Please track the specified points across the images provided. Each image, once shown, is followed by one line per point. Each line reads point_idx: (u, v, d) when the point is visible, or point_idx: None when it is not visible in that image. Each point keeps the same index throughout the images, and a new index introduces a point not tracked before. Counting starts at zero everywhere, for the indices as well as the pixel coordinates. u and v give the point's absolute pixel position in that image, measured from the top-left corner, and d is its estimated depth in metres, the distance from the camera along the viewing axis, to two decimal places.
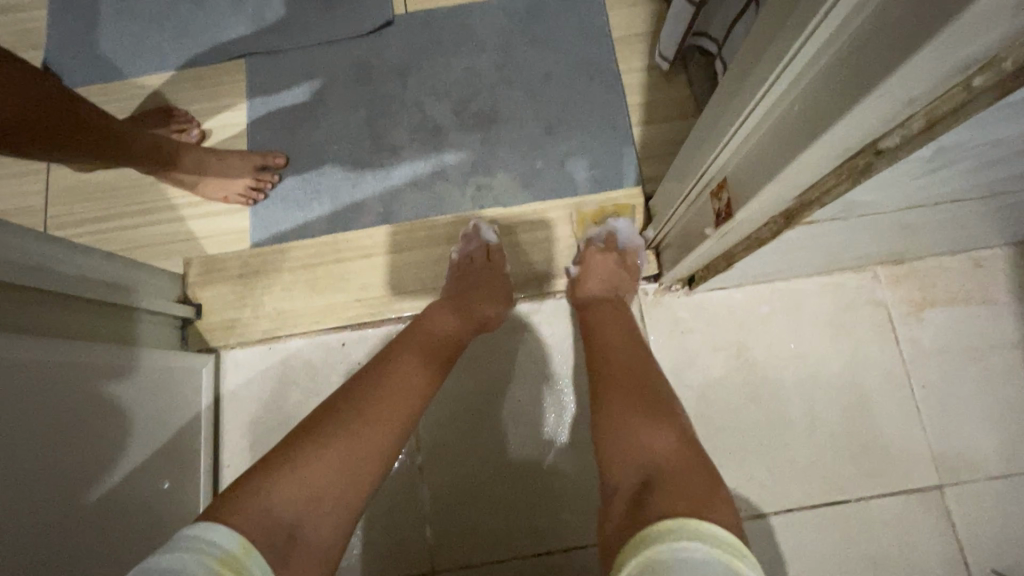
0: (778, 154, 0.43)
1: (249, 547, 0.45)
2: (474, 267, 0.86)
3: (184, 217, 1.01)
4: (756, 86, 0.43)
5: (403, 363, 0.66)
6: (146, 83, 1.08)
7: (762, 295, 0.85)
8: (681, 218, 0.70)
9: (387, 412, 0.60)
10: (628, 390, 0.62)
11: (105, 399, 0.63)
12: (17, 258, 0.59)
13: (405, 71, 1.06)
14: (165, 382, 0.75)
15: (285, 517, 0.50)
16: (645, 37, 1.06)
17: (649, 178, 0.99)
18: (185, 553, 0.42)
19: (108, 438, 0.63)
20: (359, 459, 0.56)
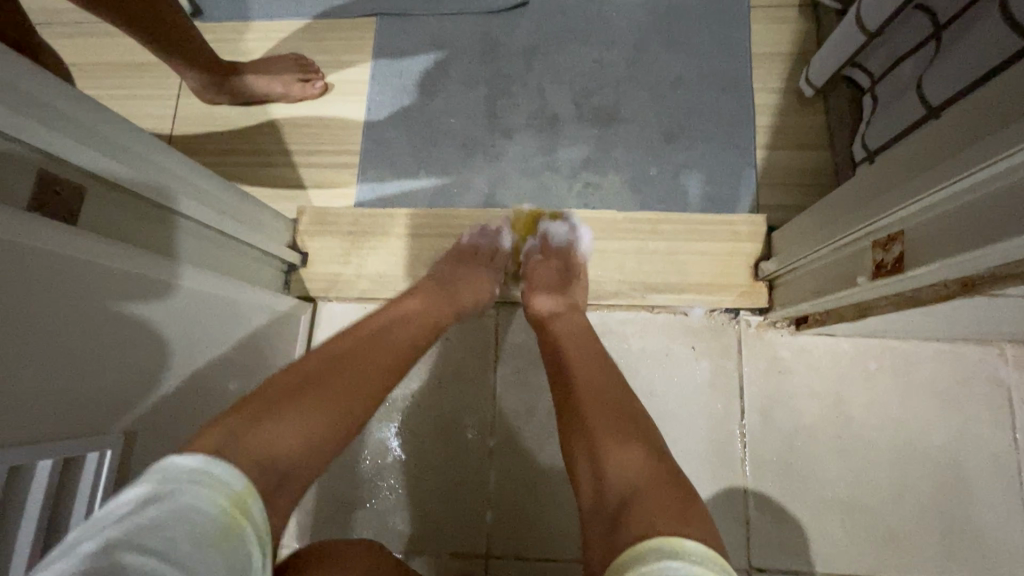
0: (975, 232, 0.42)
1: (251, 489, 0.42)
2: (467, 251, 0.81)
3: (295, 163, 1.04)
4: (979, 159, 0.41)
5: (385, 325, 0.64)
6: (280, 27, 1.11)
7: (872, 350, 0.80)
8: (818, 258, 0.66)
9: (371, 370, 0.57)
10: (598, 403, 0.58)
11: (147, 322, 0.53)
12: (149, 170, 0.57)
13: (533, 54, 1.04)
14: (224, 320, 0.67)
15: (279, 459, 0.46)
16: (788, 57, 1.01)
17: (765, 205, 0.95)
18: (190, 488, 0.39)
19: (144, 364, 0.54)
20: (349, 411, 0.53)
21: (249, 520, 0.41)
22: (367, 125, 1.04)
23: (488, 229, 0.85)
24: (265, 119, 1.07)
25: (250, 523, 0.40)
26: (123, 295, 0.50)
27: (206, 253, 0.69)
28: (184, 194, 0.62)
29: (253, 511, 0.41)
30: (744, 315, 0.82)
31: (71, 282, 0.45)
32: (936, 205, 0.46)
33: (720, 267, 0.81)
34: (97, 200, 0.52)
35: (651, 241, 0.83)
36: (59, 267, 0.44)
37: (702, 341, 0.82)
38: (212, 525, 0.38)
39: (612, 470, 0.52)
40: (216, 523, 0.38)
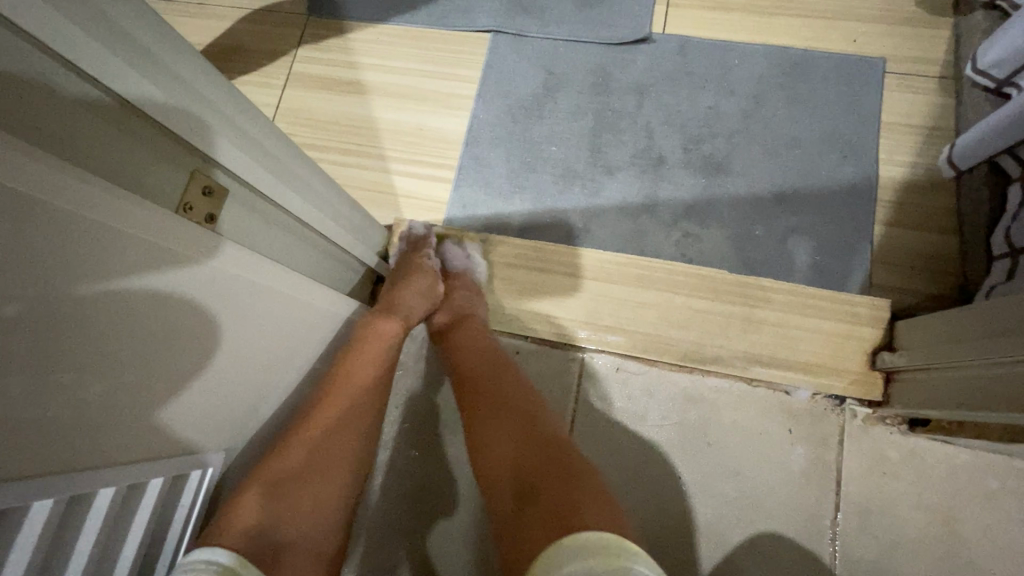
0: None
1: (244, 561, 0.48)
2: (403, 264, 0.83)
3: (389, 170, 1.03)
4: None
5: (345, 377, 0.67)
6: (393, 32, 1.10)
7: (994, 468, 0.72)
8: (961, 369, 0.61)
9: (342, 429, 0.64)
10: (498, 416, 0.65)
11: (187, 313, 0.45)
12: (282, 176, 0.56)
13: (644, 92, 1.01)
14: (296, 319, 0.63)
15: (272, 532, 0.53)
16: (922, 130, 0.95)
17: (877, 285, 0.89)
18: (184, 575, 0.45)
19: (173, 364, 0.46)
20: (322, 469, 0.61)
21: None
22: (467, 141, 1.02)
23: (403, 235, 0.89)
24: (366, 122, 1.06)
25: None
26: (152, 273, 0.40)
27: (303, 257, 0.67)
28: (302, 200, 0.60)
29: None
30: (850, 404, 0.76)
31: (93, 255, 0.35)
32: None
33: (830, 351, 0.76)
34: (224, 197, 0.50)
35: (762, 309, 0.78)
36: (83, 238, 0.34)
37: (800, 425, 0.76)
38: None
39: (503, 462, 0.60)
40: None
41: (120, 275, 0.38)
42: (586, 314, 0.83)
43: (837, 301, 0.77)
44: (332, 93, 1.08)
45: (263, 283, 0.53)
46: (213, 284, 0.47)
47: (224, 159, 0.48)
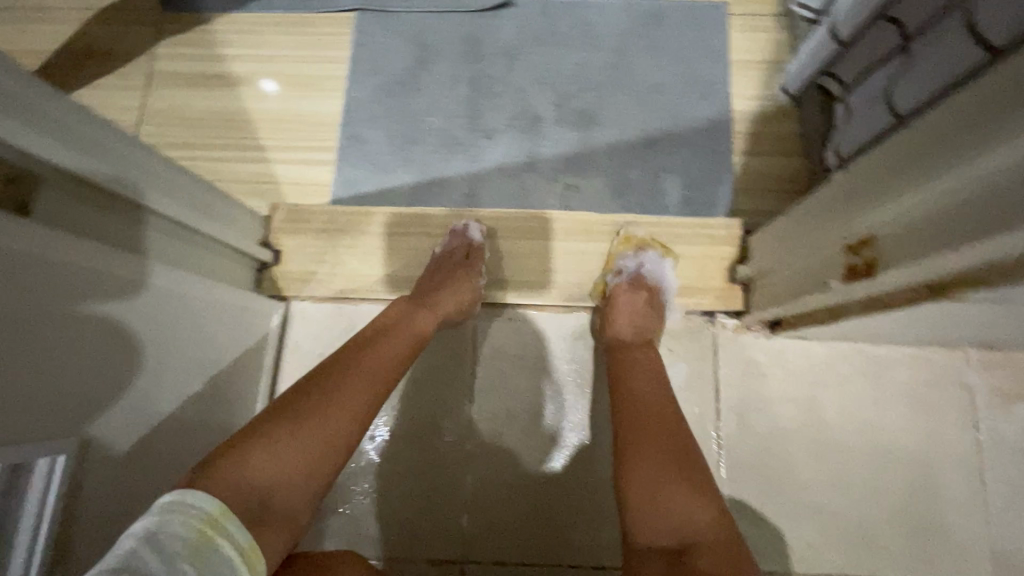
0: (965, 228, 0.41)
1: (226, 512, 0.47)
2: (444, 261, 0.81)
3: (271, 160, 1.02)
4: (1005, 137, 0.38)
5: (376, 348, 0.65)
6: (257, 19, 1.07)
7: (845, 354, 0.81)
8: (793, 264, 0.67)
9: (353, 398, 0.59)
10: (656, 449, 0.59)
11: (106, 326, 0.52)
12: (112, 161, 0.54)
13: (513, 54, 1.04)
14: (202, 314, 0.67)
15: (260, 484, 0.51)
16: (765, 65, 1.03)
17: (741, 210, 0.97)
18: (167, 518, 0.44)
19: (122, 373, 0.54)
20: (328, 437, 0.56)
21: (227, 538, 0.46)
22: (345, 122, 1.03)
23: (458, 228, 0.84)
24: (240, 114, 1.04)
25: (222, 538, 0.46)
26: (80, 303, 0.48)
27: (166, 245, 0.65)
28: (144, 184, 0.59)
29: (229, 529, 0.47)
30: (720, 317, 0.83)
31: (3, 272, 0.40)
32: (944, 189, 0.44)
33: (693, 272, 0.82)
34: (43, 188, 0.48)
35: (637, 242, 0.83)
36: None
37: (680, 344, 0.83)
38: (190, 546, 0.43)
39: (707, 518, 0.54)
40: (189, 543, 0.44)
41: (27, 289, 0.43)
42: None
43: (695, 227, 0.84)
44: (200, 89, 1.05)
45: (158, 282, 0.58)
46: (118, 287, 0.53)
47: (44, 153, 0.46)
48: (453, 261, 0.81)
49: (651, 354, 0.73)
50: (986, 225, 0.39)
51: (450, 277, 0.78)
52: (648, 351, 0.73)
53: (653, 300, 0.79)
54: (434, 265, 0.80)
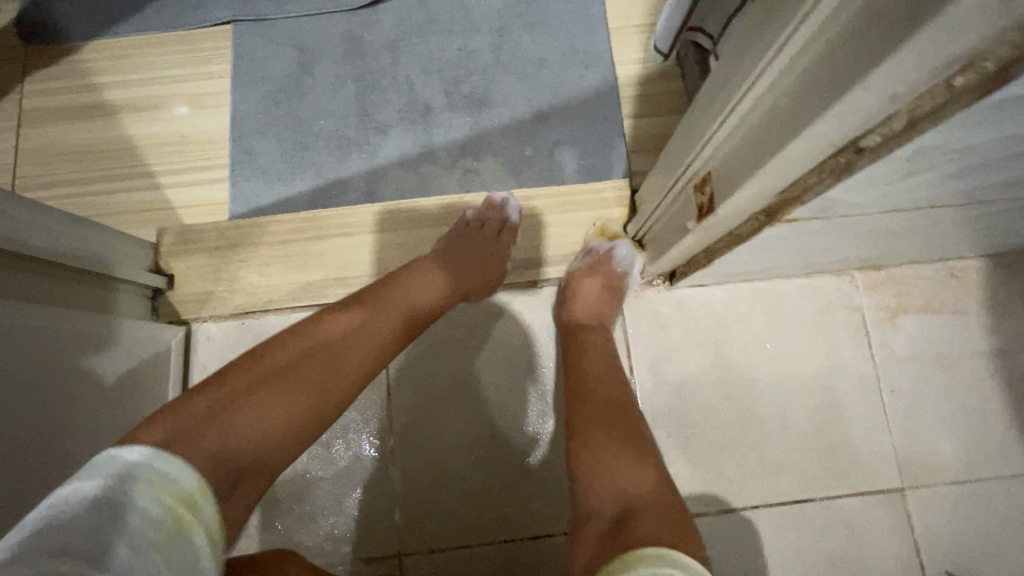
0: (780, 133, 0.40)
1: (203, 486, 0.46)
2: (475, 234, 0.82)
3: (161, 185, 0.99)
4: (771, 38, 0.38)
5: (375, 321, 0.63)
6: (126, 42, 1.04)
7: (743, 294, 0.85)
8: (665, 213, 0.70)
9: (343, 367, 0.59)
10: (607, 423, 0.61)
11: (85, 369, 0.66)
12: (30, 231, 0.63)
13: (396, 48, 1.04)
14: (146, 353, 0.78)
15: (236, 452, 0.50)
16: (643, 28, 1.05)
17: (637, 172, 0.99)
18: (144, 487, 0.42)
19: (102, 407, 0.68)
20: (313, 405, 0.55)
21: (200, 520, 0.45)
22: (234, 136, 1.00)
23: (498, 201, 0.86)
24: (122, 142, 1.00)
25: (197, 522, 0.44)
26: (66, 354, 0.63)
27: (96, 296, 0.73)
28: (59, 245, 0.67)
29: (201, 509, 0.45)
30: (622, 278, 0.85)
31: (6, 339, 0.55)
32: (745, 114, 0.45)
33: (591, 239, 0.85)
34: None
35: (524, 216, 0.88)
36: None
37: None
38: (166, 525, 0.42)
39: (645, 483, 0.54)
40: (165, 521, 0.42)
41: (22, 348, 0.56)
42: (377, 268, 0.88)
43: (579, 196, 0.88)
44: (76, 122, 1.01)
45: (114, 329, 0.72)
46: (87, 336, 0.67)
47: None
48: (481, 233, 0.83)
49: (604, 336, 0.76)
50: (795, 123, 0.38)
51: (479, 254, 0.80)
52: (597, 332, 0.76)
53: (612, 280, 0.81)
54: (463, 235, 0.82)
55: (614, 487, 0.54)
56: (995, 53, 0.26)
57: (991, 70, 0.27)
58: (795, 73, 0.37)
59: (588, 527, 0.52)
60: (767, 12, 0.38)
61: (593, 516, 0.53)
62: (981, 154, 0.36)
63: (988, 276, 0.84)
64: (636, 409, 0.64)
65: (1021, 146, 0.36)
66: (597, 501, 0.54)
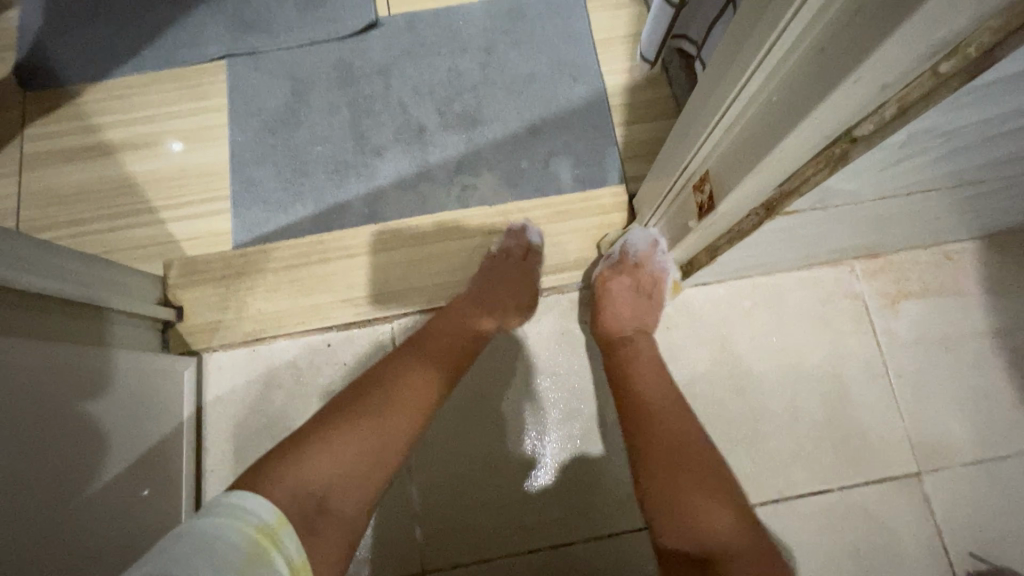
0: (774, 129, 0.42)
1: (283, 522, 0.47)
2: (504, 262, 0.85)
3: (164, 220, 1.00)
4: (759, 41, 0.39)
5: (424, 354, 0.66)
6: (123, 83, 1.06)
7: (745, 290, 0.86)
8: (666, 216, 0.71)
9: (407, 404, 0.59)
10: (678, 452, 0.59)
11: (97, 403, 0.65)
12: (32, 269, 0.63)
13: (388, 72, 1.06)
14: (156, 383, 0.77)
15: (317, 488, 0.51)
16: (627, 39, 1.08)
17: (632, 177, 1.01)
18: (226, 521, 0.44)
19: (118, 440, 0.68)
20: (385, 436, 0.56)
21: (281, 551, 0.45)
22: (233, 167, 1.02)
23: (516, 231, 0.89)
24: (123, 180, 1.02)
25: (278, 552, 0.45)
26: (76, 389, 0.62)
27: (102, 331, 0.73)
28: (62, 282, 0.67)
29: (283, 541, 0.46)
30: None
31: (16, 378, 0.54)
32: (738, 115, 0.46)
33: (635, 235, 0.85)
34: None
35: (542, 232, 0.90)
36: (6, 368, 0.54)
37: None
38: (244, 554, 0.43)
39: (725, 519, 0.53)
40: (247, 550, 0.43)
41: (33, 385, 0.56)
42: (384, 287, 0.89)
43: (577, 205, 0.91)
44: (77, 163, 1.02)
45: (123, 362, 0.72)
46: (96, 370, 0.66)
47: None
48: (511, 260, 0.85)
49: (651, 345, 0.76)
50: (789, 120, 0.39)
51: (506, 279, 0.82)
52: (644, 338, 0.76)
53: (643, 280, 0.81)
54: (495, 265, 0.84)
55: (694, 527, 0.53)
56: (978, 37, 0.28)
57: (975, 54, 0.29)
58: (783, 72, 0.39)
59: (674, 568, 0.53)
60: (753, 14, 0.40)
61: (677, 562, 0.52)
62: (969, 136, 0.38)
63: (982, 256, 0.86)
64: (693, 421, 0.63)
65: (1006, 125, 0.38)
66: (678, 543, 0.53)
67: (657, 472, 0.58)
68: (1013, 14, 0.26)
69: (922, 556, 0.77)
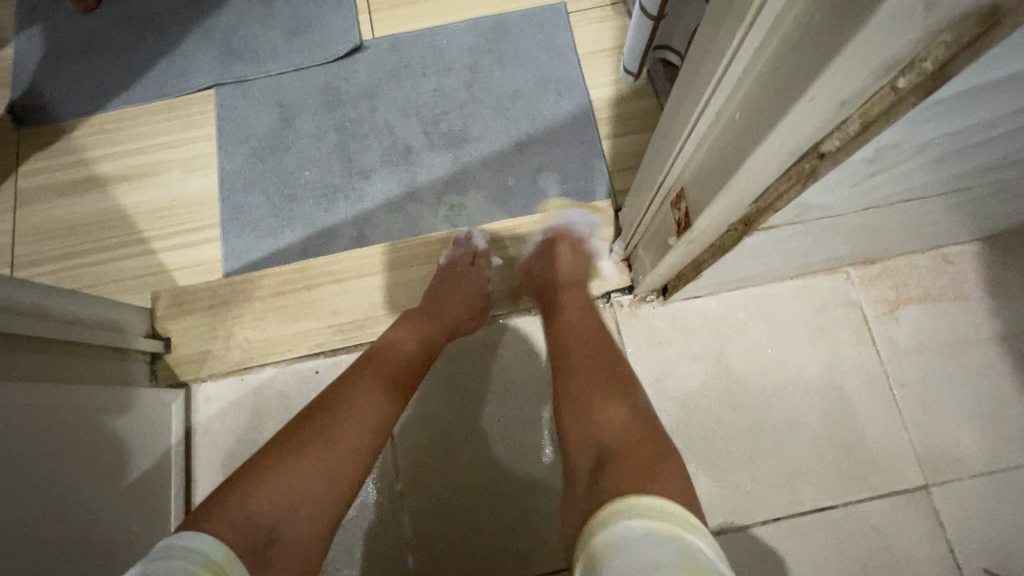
0: (740, 147, 0.41)
1: (233, 558, 0.46)
2: (457, 269, 0.85)
3: (155, 250, 1.00)
4: (719, 59, 0.38)
5: (372, 372, 0.65)
6: (114, 116, 1.07)
7: (737, 302, 0.84)
8: (647, 230, 0.70)
9: (356, 423, 0.59)
10: (596, 375, 0.63)
11: (89, 441, 0.65)
12: (18, 310, 0.63)
13: (373, 95, 1.07)
14: (147, 416, 0.77)
15: (265, 519, 0.50)
16: (612, 51, 1.08)
17: (620, 190, 0.99)
18: (173, 561, 0.43)
19: (110, 477, 0.68)
20: (336, 460, 0.56)
21: None
22: (222, 195, 1.03)
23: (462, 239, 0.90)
24: (114, 212, 1.02)
25: None
26: (64, 426, 0.62)
27: (91, 368, 0.73)
28: (49, 321, 0.67)
29: None
30: (615, 297, 0.85)
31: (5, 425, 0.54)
32: (705, 132, 0.46)
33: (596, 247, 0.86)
34: None
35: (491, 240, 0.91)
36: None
37: None
38: None
39: (625, 421, 0.56)
40: None
41: (19, 427, 0.56)
42: (371, 311, 0.88)
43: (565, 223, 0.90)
44: (69, 198, 1.03)
45: (113, 398, 0.72)
46: (85, 406, 0.66)
47: None
48: (462, 266, 0.86)
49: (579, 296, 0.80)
50: (752, 137, 0.38)
51: (461, 287, 0.83)
52: (574, 293, 0.80)
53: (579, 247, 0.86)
54: (448, 276, 0.84)
55: (595, 431, 0.56)
56: (932, 53, 0.27)
57: (931, 69, 0.28)
58: (744, 89, 0.38)
59: (576, 473, 0.54)
60: (712, 32, 0.39)
61: (579, 465, 0.54)
62: (943, 147, 0.37)
63: (984, 259, 0.83)
64: (622, 358, 0.66)
65: (980, 135, 0.36)
66: (581, 451, 0.56)
67: (570, 390, 0.63)
68: (965, 27, 0.25)
69: (935, 575, 0.74)
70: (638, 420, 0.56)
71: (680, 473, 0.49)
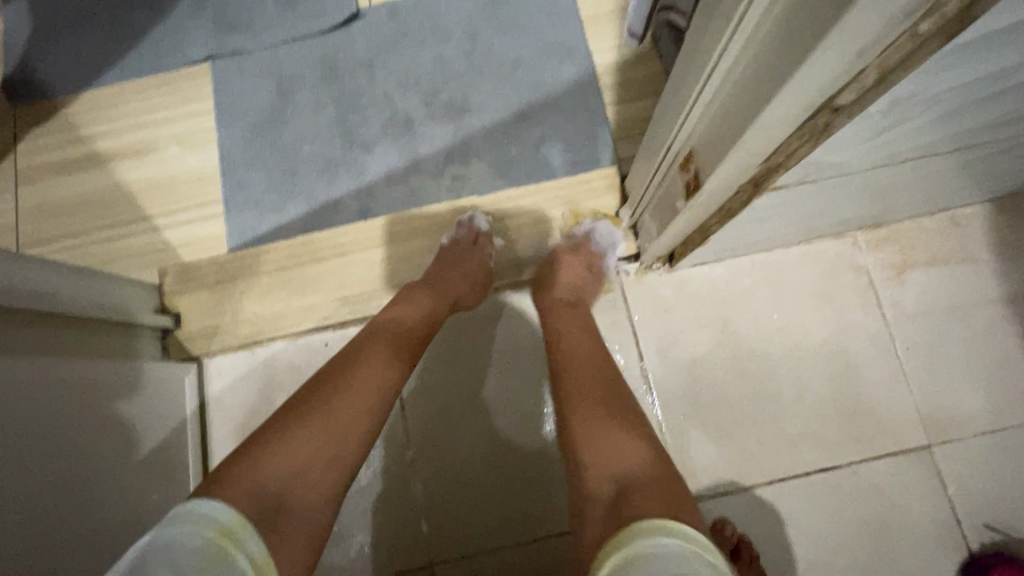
0: (751, 104, 0.40)
1: (244, 520, 0.47)
2: (458, 248, 0.85)
3: (159, 227, 1.00)
4: (731, 12, 0.37)
5: (376, 346, 0.66)
6: (109, 91, 1.05)
7: (744, 268, 0.84)
8: (655, 195, 0.69)
9: (359, 394, 0.60)
10: (599, 403, 0.63)
11: (103, 415, 0.66)
12: (29, 286, 0.64)
13: (372, 65, 1.04)
14: (160, 390, 0.79)
15: (272, 486, 0.51)
16: (615, 14, 1.05)
17: (625, 158, 0.98)
18: (184, 527, 0.45)
19: (126, 449, 0.69)
20: (341, 430, 0.57)
21: (243, 550, 0.45)
22: (223, 171, 1.02)
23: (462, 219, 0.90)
24: (115, 189, 1.02)
25: (239, 551, 0.45)
26: (79, 400, 0.63)
27: (103, 343, 0.74)
28: (57, 297, 0.68)
29: (245, 539, 0.46)
30: (621, 266, 0.85)
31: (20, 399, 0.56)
32: (715, 90, 0.45)
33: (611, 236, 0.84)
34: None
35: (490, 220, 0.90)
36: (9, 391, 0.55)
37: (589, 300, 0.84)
38: (201, 558, 0.43)
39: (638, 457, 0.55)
40: (205, 555, 0.43)
41: (34, 401, 0.57)
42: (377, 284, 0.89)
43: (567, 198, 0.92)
44: (70, 176, 1.02)
45: (125, 373, 0.73)
46: (98, 380, 0.67)
47: None
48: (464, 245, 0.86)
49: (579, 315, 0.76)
50: (764, 93, 0.38)
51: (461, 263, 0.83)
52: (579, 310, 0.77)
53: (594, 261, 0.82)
54: (449, 253, 0.84)
55: (608, 465, 0.56)
56: None
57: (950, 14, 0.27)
58: (756, 43, 0.37)
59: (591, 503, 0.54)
60: None
61: (592, 498, 0.54)
62: (958, 99, 0.36)
63: (992, 220, 0.82)
64: (621, 386, 0.66)
65: (996, 86, 0.36)
66: (596, 482, 0.55)
67: (577, 419, 0.62)
68: None
69: (935, 530, 0.76)
70: (653, 451, 0.56)
71: (695, 508, 0.50)
